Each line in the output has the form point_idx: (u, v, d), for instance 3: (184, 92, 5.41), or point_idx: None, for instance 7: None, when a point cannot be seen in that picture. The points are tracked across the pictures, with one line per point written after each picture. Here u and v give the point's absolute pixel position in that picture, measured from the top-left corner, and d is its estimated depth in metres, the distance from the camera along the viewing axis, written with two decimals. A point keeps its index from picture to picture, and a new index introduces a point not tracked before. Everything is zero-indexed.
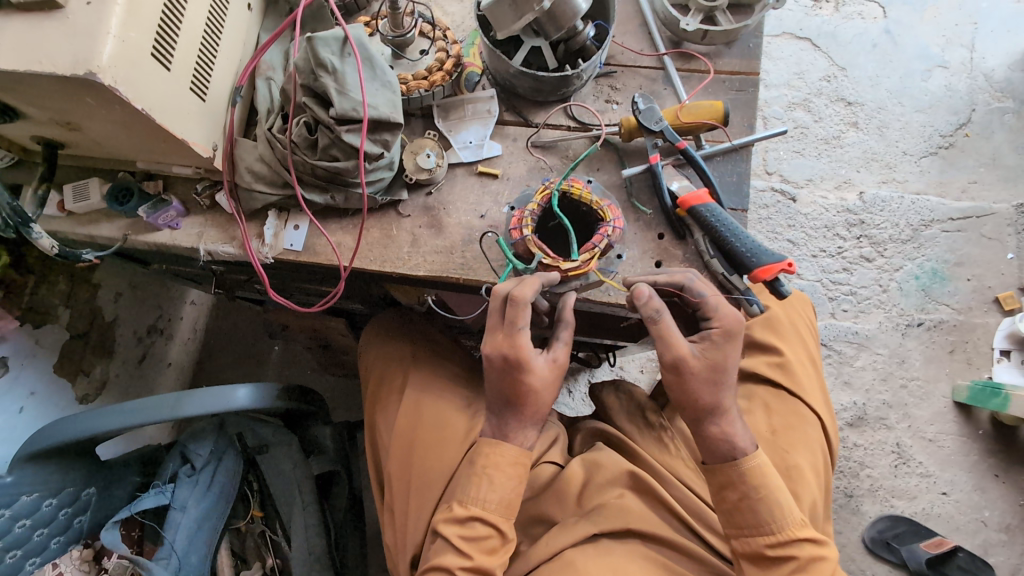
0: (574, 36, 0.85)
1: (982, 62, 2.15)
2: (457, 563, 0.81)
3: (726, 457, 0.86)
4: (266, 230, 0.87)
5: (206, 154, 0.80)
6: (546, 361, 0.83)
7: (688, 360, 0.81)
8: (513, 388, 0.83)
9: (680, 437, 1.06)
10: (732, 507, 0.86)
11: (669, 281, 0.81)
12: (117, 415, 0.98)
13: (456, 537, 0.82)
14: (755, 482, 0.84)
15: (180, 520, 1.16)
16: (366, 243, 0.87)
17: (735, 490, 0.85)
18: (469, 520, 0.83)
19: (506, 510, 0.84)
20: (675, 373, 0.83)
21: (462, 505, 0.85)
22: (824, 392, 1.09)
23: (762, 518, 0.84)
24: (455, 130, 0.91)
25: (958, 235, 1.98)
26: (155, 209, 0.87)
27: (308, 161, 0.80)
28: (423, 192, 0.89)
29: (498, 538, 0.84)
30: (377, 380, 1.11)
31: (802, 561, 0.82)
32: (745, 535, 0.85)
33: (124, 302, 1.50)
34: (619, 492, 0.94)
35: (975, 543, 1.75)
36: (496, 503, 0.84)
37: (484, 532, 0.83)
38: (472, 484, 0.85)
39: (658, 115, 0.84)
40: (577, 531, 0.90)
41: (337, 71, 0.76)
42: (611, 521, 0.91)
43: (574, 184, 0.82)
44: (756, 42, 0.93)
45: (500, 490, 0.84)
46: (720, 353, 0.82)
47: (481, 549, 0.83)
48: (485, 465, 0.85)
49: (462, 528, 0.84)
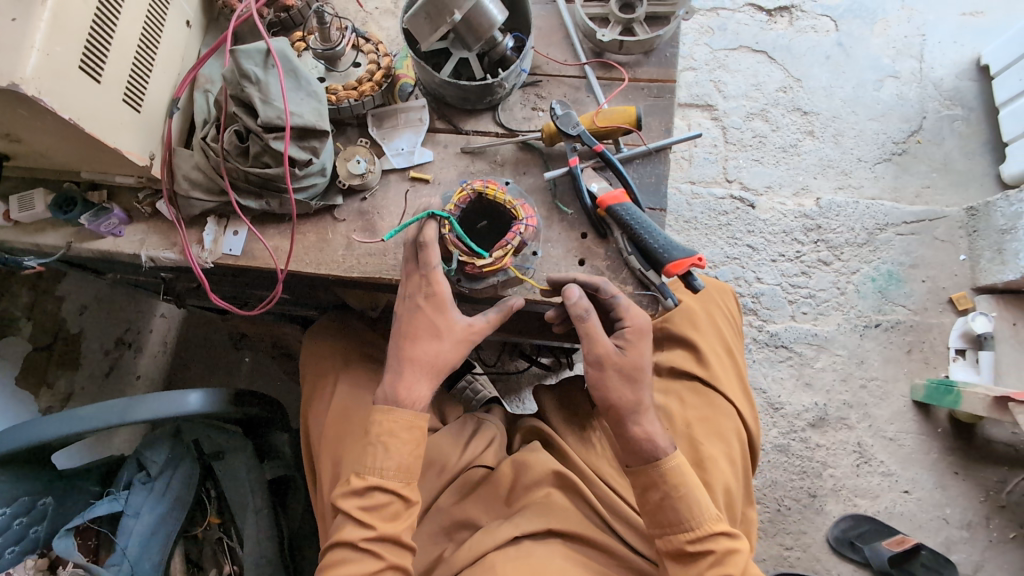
0: (494, 47, 0.90)
1: (931, 72, 2.23)
2: (358, 533, 0.80)
3: (649, 458, 0.86)
4: (206, 236, 0.91)
5: (141, 162, 0.84)
6: (464, 324, 0.86)
7: (610, 356, 0.85)
8: (413, 326, 0.84)
9: (606, 438, 1.08)
10: (654, 506, 0.86)
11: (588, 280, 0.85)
12: (64, 421, 1.02)
13: (355, 508, 0.81)
14: (676, 481, 0.85)
15: (133, 527, 1.14)
16: (302, 247, 0.91)
17: (657, 491, 0.86)
18: (365, 491, 0.82)
19: (403, 475, 0.83)
20: (598, 370, 0.86)
21: (359, 476, 0.83)
22: (746, 386, 1.11)
23: (683, 514, 0.85)
24: (388, 138, 0.95)
25: (912, 238, 2.04)
26: (97, 216, 0.90)
27: (239, 168, 0.84)
28: (357, 197, 0.93)
29: (400, 503, 0.83)
30: (314, 378, 1.12)
31: (719, 555, 0.83)
32: (667, 533, 0.85)
33: (89, 315, 1.55)
34: (545, 491, 0.98)
35: (937, 541, 1.76)
36: (393, 470, 0.83)
37: (383, 499, 0.82)
38: (375, 452, 0.84)
39: (575, 120, 0.88)
40: (499, 534, 0.91)
41: (261, 81, 0.79)
42: (534, 520, 0.93)
43: (489, 185, 0.86)
44: (673, 51, 0.98)
45: (399, 457, 0.83)
46: (636, 352, 0.86)
47: (380, 516, 0.81)
48: (382, 434, 0.83)
49: (361, 499, 0.83)
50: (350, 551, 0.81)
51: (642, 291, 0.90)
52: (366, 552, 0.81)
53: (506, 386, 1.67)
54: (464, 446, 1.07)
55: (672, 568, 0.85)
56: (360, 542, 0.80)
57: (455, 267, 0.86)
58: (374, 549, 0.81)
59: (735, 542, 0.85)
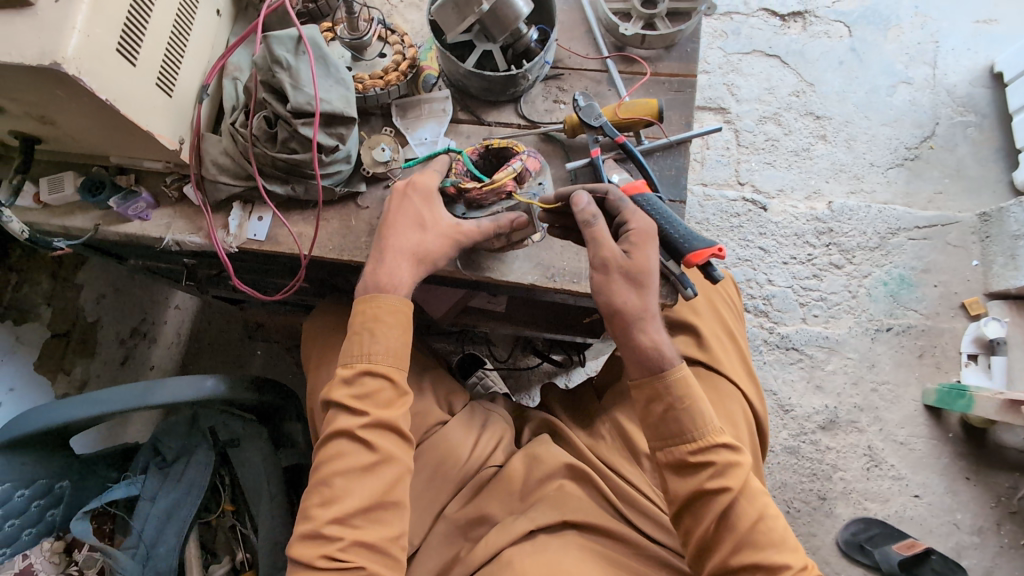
0: (519, 39, 0.91)
1: (945, 79, 2.24)
2: (353, 421, 0.79)
3: (654, 369, 0.83)
4: (232, 220, 0.93)
5: (172, 146, 0.86)
6: (451, 222, 0.87)
7: (616, 260, 0.81)
8: (402, 216, 0.86)
9: (615, 427, 1.05)
10: (657, 419, 0.83)
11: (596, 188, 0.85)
12: (85, 403, 1.04)
13: (346, 397, 0.80)
14: (681, 391, 0.82)
15: (150, 510, 1.18)
16: (326, 233, 0.93)
17: (661, 403, 0.82)
18: (357, 376, 0.81)
19: (394, 360, 0.82)
20: (604, 274, 0.82)
21: (348, 366, 0.82)
22: (749, 369, 1.08)
23: (689, 426, 0.82)
24: (412, 128, 0.97)
25: (925, 243, 2.04)
26: (126, 199, 0.92)
27: (267, 153, 0.85)
28: (381, 185, 0.94)
29: (392, 389, 0.82)
30: (314, 348, 1.09)
31: (722, 466, 0.80)
32: (668, 446, 0.83)
33: (106, 303, 1.56)
34: (557, 484, 0.96)
35: (948, 546, 1.75)
36: (383, 355, 0.82)
37: (375, 386, 0.81)
38: (360, 339, 0.83)
39: (597, 112, 0.89)
40: (515, 529, 0.90)
41: (292, 67, 0.81)
42: (547, 513, 0.91)
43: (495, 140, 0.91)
44: (694, 46, 0.99)
45: (386, 340, 0.82)
46: (643, 256, 0.82)
47: (373, 403, 0.80)
48: (367, 320, 0.82)
49: (352, 388, 0.81)
50: (346, 444, 0.79)
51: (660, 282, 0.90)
52: (362, 444, 0.79)
53: (516, 383, 1.67)
54: (474, 438, 1.05)
55: (674, 483, 0.82)
56: (357, 430, 0.79)
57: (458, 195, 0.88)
58: (370, 439, 0.79)
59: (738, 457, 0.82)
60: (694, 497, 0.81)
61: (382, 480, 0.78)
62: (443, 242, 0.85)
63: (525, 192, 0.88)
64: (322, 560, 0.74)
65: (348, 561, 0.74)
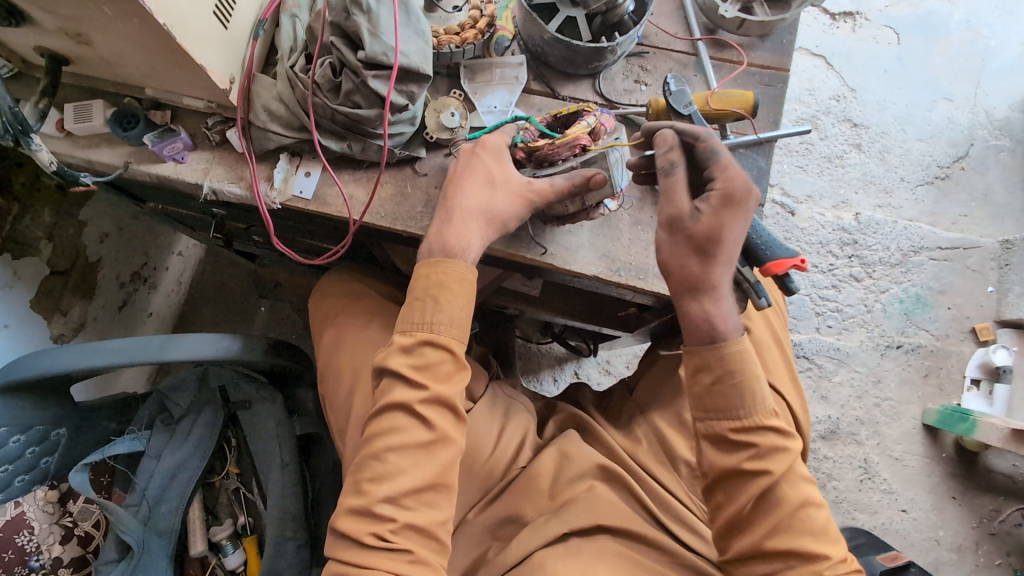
0: (612, 9, 0.84)
1: (985, 100, 2.20)
2: (412, 395, 0.75)
3: (707, 338, 0.80)
4: (277, 173, 0.85)
5: (222, 85, 0.77)
6: (521, 181, 0.81)
7: (684, 218, 0.78)
8: (471, 174, 0.81)
9: (652, 433, 1.01)
10: (703, 390, 0.80)
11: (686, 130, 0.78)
12: (90, 354, 0.96)
13: (407, 367, 0.75)
14: (734, 367, 0.78)
15: (154, 468, 1.11)
16: (379, 200, 0.86)
17: (708, 374, 0.80)
18: (418, 346, 0.76)
19: (457, 331, 0.77)
20: (668, 231, 0.80)
21: (408, 334, 0.78)
22: (794, 378, 1.04)
23: (738, 401, 0.79)
24: (480, 94, 0.89)
25: (944, 264, 2.04)
26: (161, 137, 0.83)
27: (328, 104, 0.77)
28: (442, 152, 0.87)
29: (451, 363, 0.77)
30: (330, 314, 1.02)
31: (764, 449, 0.77)
32: (712, 418, 0.80)
33: (108, 243, 1.47)
34: (588, 485, 0.92)
35: (927, 560, 1.79)
36: (446, 325, 0.77)
37: (436, 358, 0.76)
38: (421, 306, 0.77)
39: (688, 99, 0.82)
40: (548, 530, 0.87)
41: (371, 11, 0.72)
42: (581, 516, 0.88)
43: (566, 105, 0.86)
44: (790, 38, 0.92)
45: (449, 309, 0.77)
46: (717, 220, 0.77)
47: (433, 376, 0.76)
48: (432, 287, 0.78)
49: (410, 357, 0.77)
50: (401, 418, 0.75)
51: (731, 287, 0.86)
52: (418, 420, 0.75)
53: (526, 364, 1.69)
54: (497, 434, 1.01)
55: (710, 455, 0.80)
56: (415, 406, 0.74)
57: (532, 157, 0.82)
58: (428, 415, 0.75)
59: (784, 441, 0.79)
60: (730, 474, 0.79)
61: (438, 464, 0.75)
62: (506, 227, 0.81)
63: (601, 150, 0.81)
64: (371, 537, 0.70)
65: (397, 544, 0.70)
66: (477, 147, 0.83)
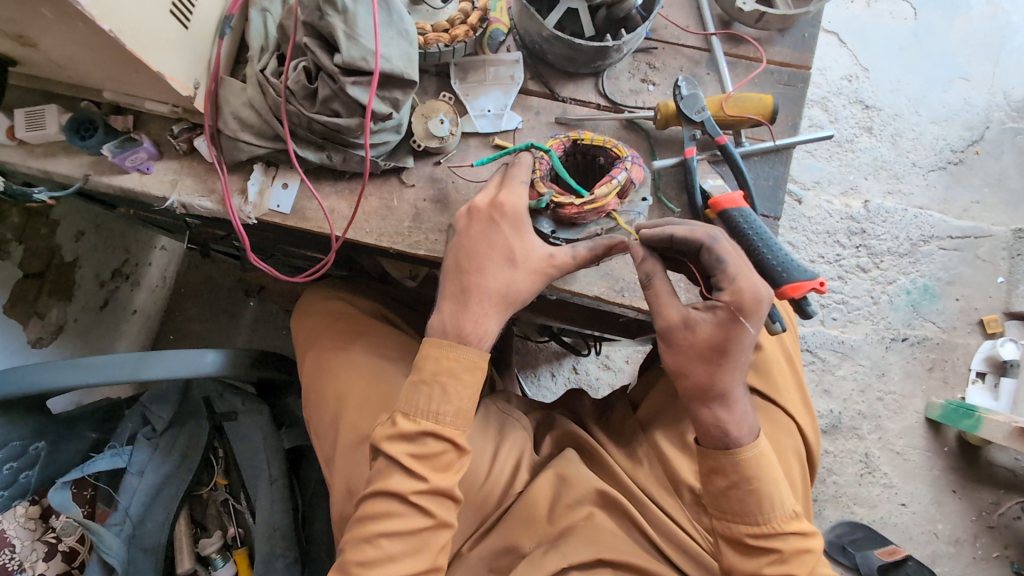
0: (618, 3, 0.76)
1: (1003, 79, 2.11)
2: (411, 485, 0.69)
3: (720, 445, 0.76)
4: (251, 185, 0.78)
5: (185, 92, 0.69)
6: (542, 252, 0.75)
7: (678, 334, 0.74)
8: (475, 252, 0.74)
9: (653, 451, 0.96)
10: (718, 493, 0.78)
11: (689, 235, 0.69)
12: (68, 368, 0.91)
13: (406, 456, 0.70)
14: (749, 474, 0.75)
15: (137, 485, 1.06)
16: (363, 213, 0.79)
17: (725, 477, 0.76)
18: (421, 436, 0.70)
19: (462, 423, 0.72)
20: (668, 346, 0.75)
21: (410, 419, 0.71)
22: (806, 397, 0.99)
23: (754, 506, 0.76)
24: (473, 95, 0.81)
25: (954, 254, 1.98)
26: (123, 147, 0.76)
27: (304, 113, 0.70)
28: (430, 160, 0.80)
29: (454, 453, 0.72)
30: (315, 337, 1.00)
31: (785, 554, 0.76)
32: (729, 521, 0.78)
33: (86, 242, 1.41)
34: (588, 512, 0.89)
35: (925, 553, 1.79)
36: (452, 416, 0.71)
37: (438, 449, 0.71)
38: (428, 394, 0.71)
39: (701, 104, 0.75)
40: (547, 564, 0.84)
41: (348, 11, 0.64)
42: (580, 548, 0.85)
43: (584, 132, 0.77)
44: (812, 31, 0.84)
45: (457, 400, 0.71)
46: (724, 333, 0.72)
47: (433, 467, 0.71)
48: (441, 373, 0.71)
49: (412, 443, 0.71)
50: (396, 503, 0.70)
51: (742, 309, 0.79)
52: (413, 506, 0.70)
53: (523, 360, 1.64)
54: (491, 456, 0.97)
55: (728, 554, 0.78)
56: (410, 496, 0.70)
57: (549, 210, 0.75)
58: (427, 506, 0.70)
59: (805, 540, 0.78)
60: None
61: (431, 551, 0.71)
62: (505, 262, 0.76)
63: (623, 208, 0.78)
64: None
65: None
66: (493, 207, 0.73)
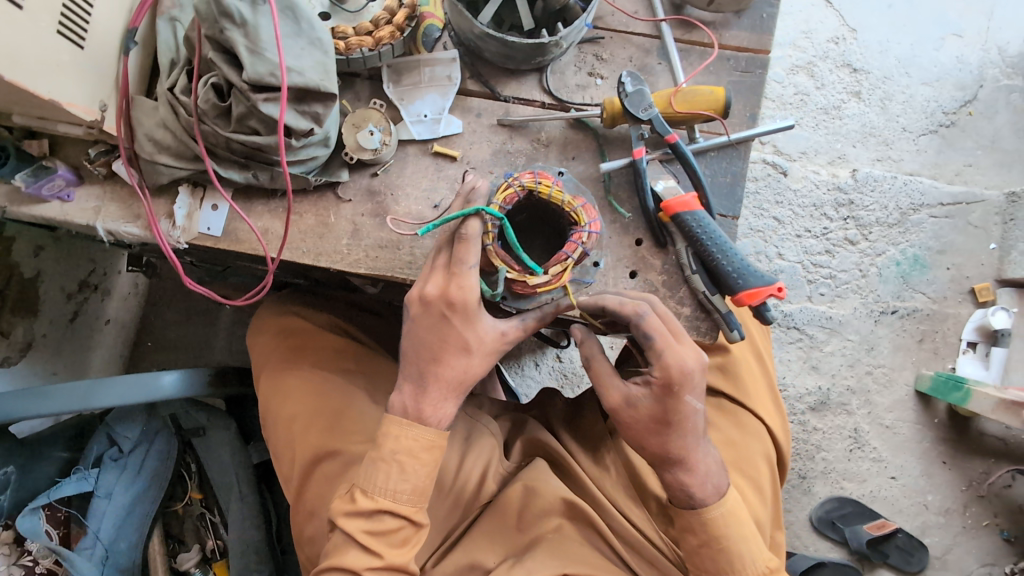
0: None
1: (998, 34, 2.01)
2: (363, 562, 0.68)
3: (686, 503, 0.78)
4: (178, 209, 0.74)
5: (89, 116, 0.68)
6: (494, 331, 0.70)
7: (624, 408, 0.73)
8: (428, 339, 0.69)
9: (622, 462, 0.97)
10: (691, 550, 0.80)
11: (619, 311, 0.68)
12: (18, 398, 0.88)
13: (363, 534, 0.69)
14: (716, 532, 0.77)
15: (105, 509, 1.05)
16: (298, 232, 0.75)
17: (695, 535, 0.78)
18: (377, 515, 0.69)
19: (418, 500, 0.71)
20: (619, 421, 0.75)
21: (367, 495, 0.70)
22: (777, 399, 1.01)
23: (727, 563, 0.78)
24: (408, 99, 0.76)
25: (945, 222, 1.92)
26: (36, 176, 0.72)
27: (219, 133, 0.66)
28: (367, 172, 0.76)
29: (411, 527, 0.72)
30: (273, 361, 0.97)
31: None
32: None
33: (46, 256, 1.35)
34: (555, 524, 0.88)
35: (914, 525, 1.80)
36: (408, 492, 0.70)
37: (393, 524, 0.70)
38: (387, 473, 0.70)
39: (648, 100, 0.70)
40: None
41: (248, 24, 0.59)
42: (546, 562, 0.83)
43: (542, 182, 0.68)
44: (770, 11, 0.78)
45: (415, 478, 0.70)
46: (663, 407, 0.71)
47: (388, 544, 0.70)
48: (400, 452, 0.70)
49: (370, 521, 0.70)
50: None
51: (700, 316, 0.76)
52: None
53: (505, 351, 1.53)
54: (460, 456, 0.96)
55: None
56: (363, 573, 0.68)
57: (500, 287, 0.69)
58: None
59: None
60: None
61: None
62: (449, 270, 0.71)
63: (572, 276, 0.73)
64: None
65: None
66: (440, 298, 0.67)
